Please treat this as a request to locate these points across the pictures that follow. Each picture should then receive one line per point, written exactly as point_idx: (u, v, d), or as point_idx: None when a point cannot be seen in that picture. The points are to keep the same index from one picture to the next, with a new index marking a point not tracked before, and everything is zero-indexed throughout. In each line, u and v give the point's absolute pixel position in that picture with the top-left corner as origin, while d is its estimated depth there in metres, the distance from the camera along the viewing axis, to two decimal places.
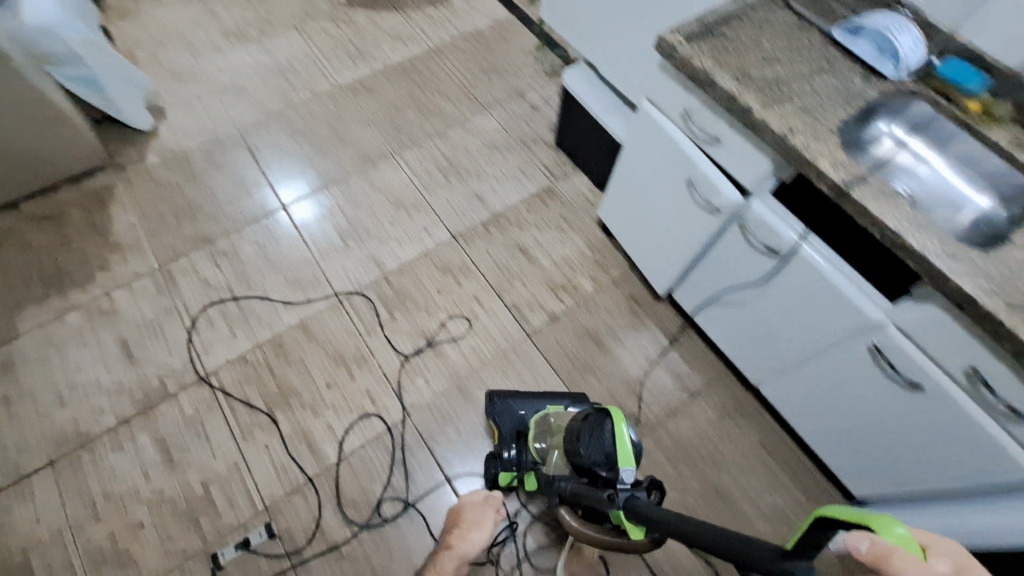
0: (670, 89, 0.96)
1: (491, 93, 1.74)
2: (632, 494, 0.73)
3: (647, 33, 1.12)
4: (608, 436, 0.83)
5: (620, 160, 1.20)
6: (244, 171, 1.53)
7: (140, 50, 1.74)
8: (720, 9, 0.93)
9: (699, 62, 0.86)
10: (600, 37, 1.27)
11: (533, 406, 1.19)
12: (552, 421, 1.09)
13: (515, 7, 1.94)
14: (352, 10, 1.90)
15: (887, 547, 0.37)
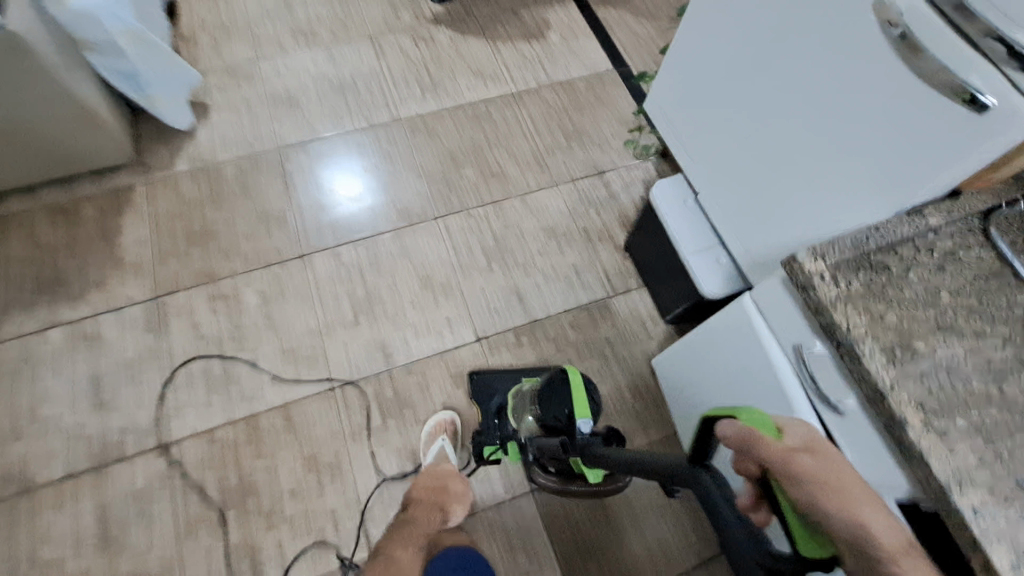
0: (788, 312, 0.71)
1: (567, 165, 1.49)
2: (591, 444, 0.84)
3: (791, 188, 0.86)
4: (565, 391, 0.90)
5: (695, 339, 0.96)
6: (272, 202, 1.37)
7: (202, 34, 1.59)
8: (887, 227, 0.66)
9: (846, 314, 0.61)
10: (718, 150, 1.00)
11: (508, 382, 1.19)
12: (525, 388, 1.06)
13: (620, 62, 1.67)
14: (438, 28, 1.67)
15: (745, 429, 0.46)
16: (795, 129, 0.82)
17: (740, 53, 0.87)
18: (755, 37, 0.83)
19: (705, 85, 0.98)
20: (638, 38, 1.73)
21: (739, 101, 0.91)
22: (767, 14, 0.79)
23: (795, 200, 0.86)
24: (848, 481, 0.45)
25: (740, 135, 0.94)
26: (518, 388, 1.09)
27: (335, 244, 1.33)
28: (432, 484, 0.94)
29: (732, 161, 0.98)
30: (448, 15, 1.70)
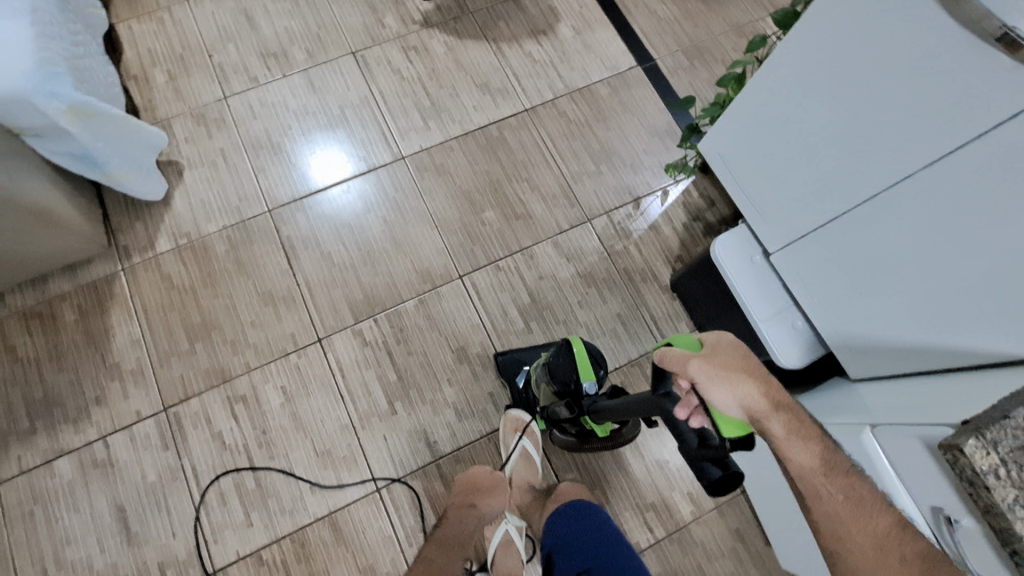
0: (930, 475, 0.64)
1: (597, 194, 1.32)
2: (596, 401, 0.88)
3: (908, 283, 0.75)
4: (565, 360, 0.92)
5: None
6: (275, 277, 1.21)
7: (156, 74, 1.35)
8: None
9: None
10: (804, 214, 0.88)
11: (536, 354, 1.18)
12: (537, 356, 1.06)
13: (645, 56, 1.45)
14: (430, 33, 1.43)
15: (668, 352, 0.63)
16: (922, 220, 0.71)
17: (842, 117, 0.76)
18: (869, 104, 0.72)
19: (783, 141, 0.86)
20: (662, 21, 1.49)
21: (832, 167, 0.80)
22: (892, 83, 0.68)
23: (898, 288, 0.77)
24: (734, 368, 0.58)
25: (829, 204, 0.83)
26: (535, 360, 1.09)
27: (355, 323, 1.19)
28: (467, 485, 1.04)
29: (814, 230, 0.87)
30: (440, 14, 1.45)
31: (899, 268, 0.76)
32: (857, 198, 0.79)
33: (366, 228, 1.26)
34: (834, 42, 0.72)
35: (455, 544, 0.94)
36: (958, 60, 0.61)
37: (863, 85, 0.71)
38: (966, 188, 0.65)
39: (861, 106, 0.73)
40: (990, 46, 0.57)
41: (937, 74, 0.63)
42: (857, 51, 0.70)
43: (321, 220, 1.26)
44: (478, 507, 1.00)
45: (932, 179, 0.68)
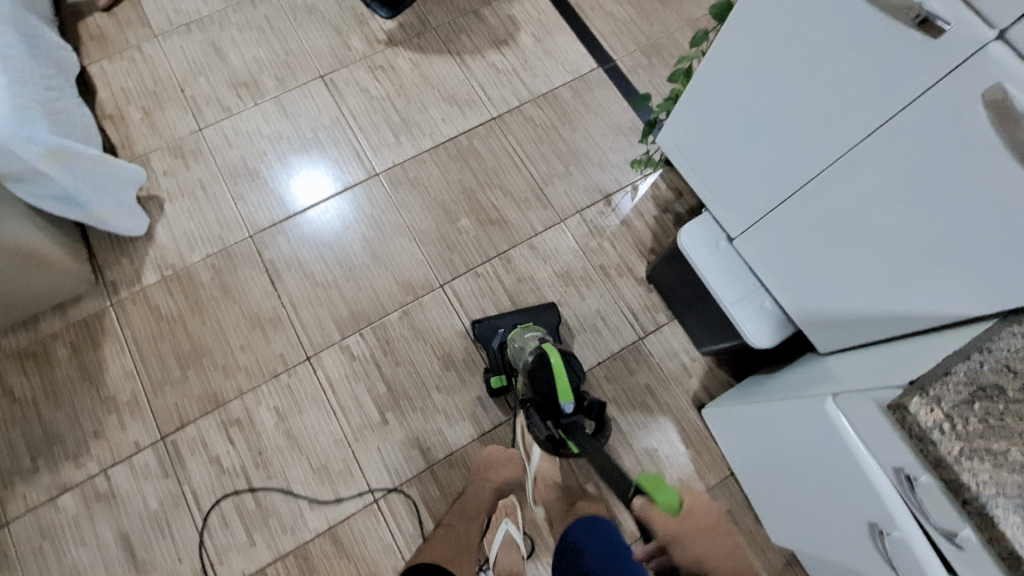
0: (886, 437, 0.67)
1: (569, 193, 1.35)
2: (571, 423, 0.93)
3: (862, 255, 0.79)
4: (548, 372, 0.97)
5: (764, 417, 0.93)
6: (261, 300, 1.24)
7: (130, 112, 1.39)
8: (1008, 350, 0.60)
9: (971, 470, 0.57)
10: (762, 196, 0.91)
11: (514, 320, 1.21)
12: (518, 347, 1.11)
13: (605, 58, 1.50)
14: (395, 50, 1.48)
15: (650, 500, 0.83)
16: (868, 193, 0.73)
17: (789, 100, 0.78)
18: (810, 86, 0.74)
19: (738, 127, 0.88)
20: (619, 22, 1.54)
21: (784, 149, 0.82)
22: (828, 63, 0.70)
23: (857, 259, 0.80)
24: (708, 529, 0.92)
25: (786, 184, 0.85)
26: (516, 343, 1.13)
27: (341, 338, 1.22)
28: (483, 464, 1.11)
29: (775, 210, 0.90)
30: (403, 32, 1.50)
31: (852, 242, 0.79)
32: (810, 176, 0.81)
33: (345, 245, 1.29)
34: (772, 28, 0.74)
35: (473, 508, 1.09)
36: (885, 38, 0.62)
37: (804, 68, 0.73)
38: (904, 160, 0.67)
39: (802, 88, 0.75)
40: (909, 26, 0.59)
41: (863, 56, 0.65)
42: (793, 36, 0.72)
43: (302, 240, 1.29)
44: (492, 477, 1.10)
45: (870, 155, 0.71)
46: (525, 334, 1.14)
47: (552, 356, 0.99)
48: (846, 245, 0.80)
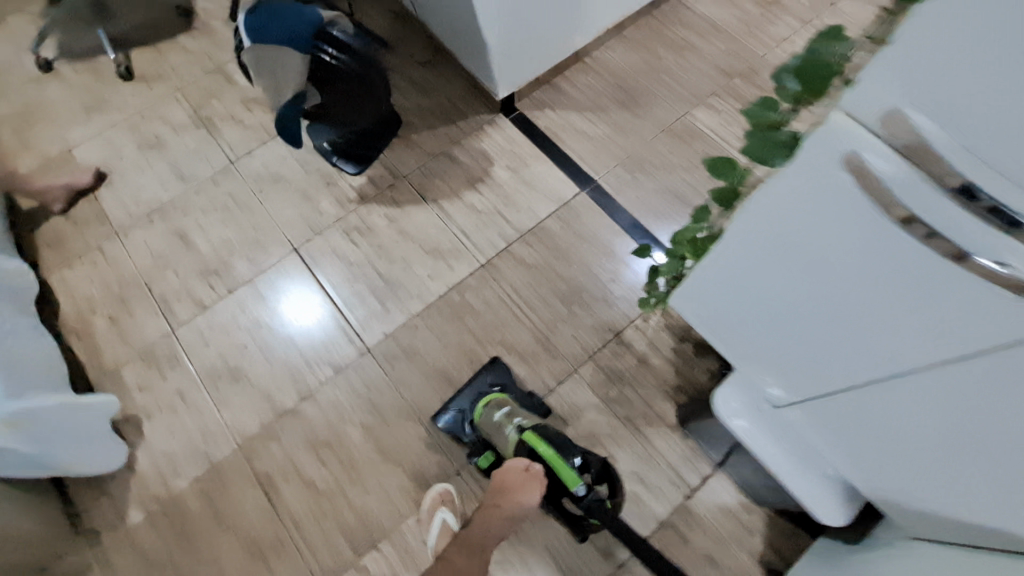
0: None
1: (578, 338, 1.26)
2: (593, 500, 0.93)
3: (944, 474, 0.63)
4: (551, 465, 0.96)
5: None
6: (261, 521, 1.11)
7: (96, 322, 1.29)
8: None
9: None
10: (802, 375, 0.77)
11: (469, 393, 1.19)
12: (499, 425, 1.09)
13: (586, 181, 1.45)
14: (369, 208, 1.42)
15: None
16: (944, 421, 0.58)
17: (814, 301, 0.63)
18: (836, 297, 0.60)
19: (760, 311, 0.75)
20: (592, 140, 1.52)
21: (820, 344, 0.68)
22: (855, 283, 0.56)
23: (934, 474, 0.65)
24: None
25: (832, 378, 0.71)
26: (489, 424, 1.10)
27: (356, 556, 1.09)
28: (502, 485, 1.00)
29: (823, 397, 0.76)
30: (375, 186, 1.45)
31: (928, 455, 0.64)
32: (860, 376, 0.66)
33: (345, 439, 1.17)
34: (777, 234, 0.61)
35: (473, 541, 0.99)
36: (936, 283, 0.46)
37: (830, 277, 0.58)
38: (995, 409, 0.50)
39: (832, 293, 0.60)
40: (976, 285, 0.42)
41: (916, 295, 0.49)
42: (808, 243, 0.57)
43: (297, 439, 1.17)
44: (504, 507, 0.99)
45: (942, 389, 0.55)
46: (494, 415, 1.10)
47: (542, 446, 0.98)
48: (922, 455, 0.65)
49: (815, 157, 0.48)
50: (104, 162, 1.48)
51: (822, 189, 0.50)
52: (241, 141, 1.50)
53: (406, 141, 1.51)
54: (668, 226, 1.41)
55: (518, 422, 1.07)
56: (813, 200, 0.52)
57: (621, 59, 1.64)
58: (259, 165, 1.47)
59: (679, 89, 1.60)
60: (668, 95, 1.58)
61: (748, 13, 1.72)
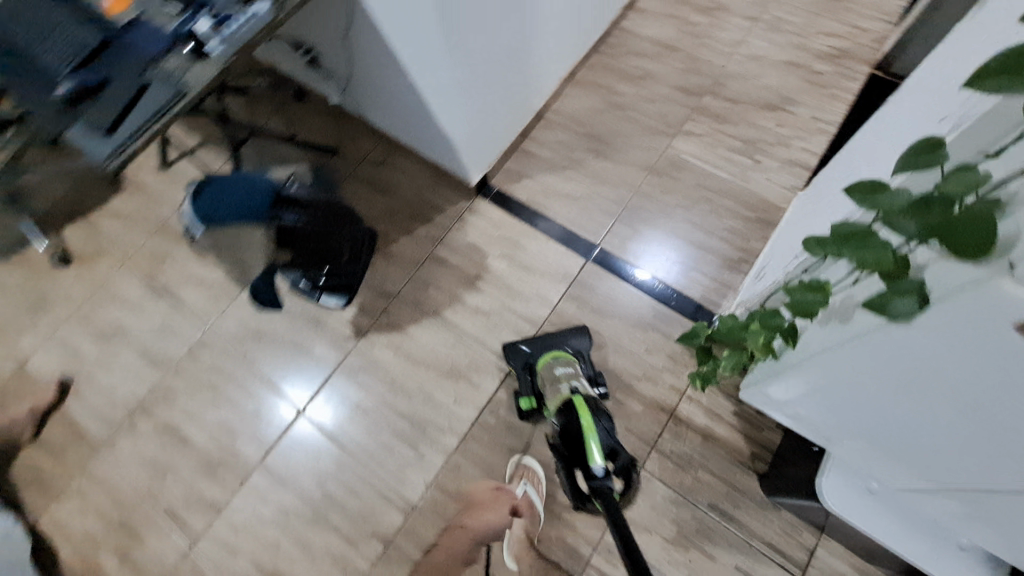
0: None
1: (632, 429, 1.16)
2: (601, 484, 0.86)
3: None
4: (578, 432, 0.94)
5: None
6: None
7: (109, 562, 1.15)
8: None
9: None
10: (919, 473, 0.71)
11: (540, 344, 1.23)
12: (557, 372, 1.12)
13: (588, 248, 1.36)
14: (368, 340, 1.29)
15: None
16: None
17: (943, 421, 0.59)
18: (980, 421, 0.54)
19: (868, 413, 0.69)
20: (580, 201, 1.42)
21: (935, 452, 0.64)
22: (1005, 410, 0.50)
23: None
24: None
25: (941, 479, 0.68)
26: (548, 368, 1.15)
27: None
28: (485, 498, 1.09)
29: (946, 495, 0.69)
30: (368, 314, 1.32)
31: None
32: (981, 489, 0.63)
33: None
34: (907, 358, 0.56)
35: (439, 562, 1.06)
36: None
37: (961, 402, 0.55)
38: None
39: (962, 415, 0.56)
40: None
41: None
42: (938, 373, 0.54)
43: None
44: (468, 525, 1.07)
45: None
46: (557, 370, 1.12)
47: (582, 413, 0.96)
48: None
49: (977, 304, 0.44)
50: (68, 369, 1.33)
51: (971, 327, 0.47)
52: (209, 301, 1.36)
53: (387, 254, 1.39)
54: (686, 273, 1.31)
55: (576, 386, 1.06)
56: (958, 333, 0.48)
57: (582, 105, 1.56)
58: (237, 325, 1.33)
59: (650, 122, 1.52)
60: (641, 131, 1.50)
61: (692, 22, 1.65)
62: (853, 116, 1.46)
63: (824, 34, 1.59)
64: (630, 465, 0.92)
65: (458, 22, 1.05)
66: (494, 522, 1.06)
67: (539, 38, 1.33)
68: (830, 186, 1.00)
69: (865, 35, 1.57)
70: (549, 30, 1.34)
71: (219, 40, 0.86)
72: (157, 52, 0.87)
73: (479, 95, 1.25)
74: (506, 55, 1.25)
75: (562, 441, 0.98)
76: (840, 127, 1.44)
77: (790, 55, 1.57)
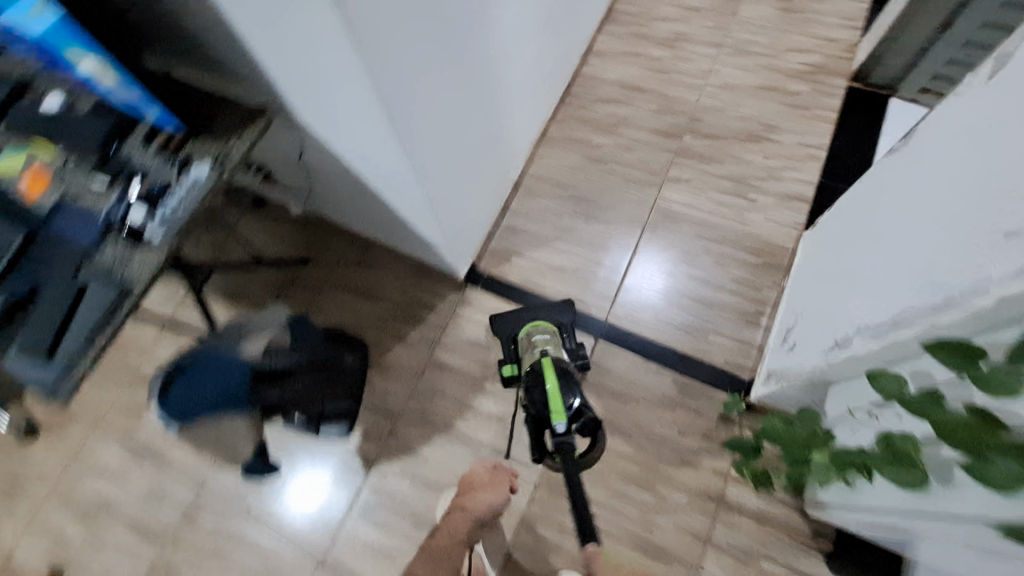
0: None
1: (682, 525, 1.07)
2: (563, 444, 0.87)
3: None
4: (542, 392, 0.94)
5: None
6: None
7: None
8: None
9: None
10: None
11: (524, 316, 1.25)
12: (533, 335, 1.14)
13: (594, 325, 1.27)
14: (379, 470, 1.19)
15: None
16: None
17: None
18: None
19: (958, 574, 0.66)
20: (576, 274, 1.34)
21: None
22: None
23: None
24: None
25: None
26: (527, 333, 1.16)
27: None
28: (484, 476, 1.07)
29: None
30: (373, 439, 1.22)
31: None
32: None
33: None
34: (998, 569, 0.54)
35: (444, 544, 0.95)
36: None
37: None
38: None
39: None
40: None
41: None
42: None
43: None
44: (470, 505, 1.01)
45: None
46: (533, 336, 1.13)
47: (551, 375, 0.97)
48: None
49: None
50: (57, 557, 1.21)
51: None
52: (197, 455, 1.24)
53: (382, 367, 1.28)
54: (704, 336, 1.23)
55: (546, 351, 1.07)
56: None
57: (559, 164, 1.47)
58: (233, 477, 1.22)
59: (633, 172, 1.44)
60: (625, 186, 1.42)
61: (656, 59, 1.58)
62: (840, 136, 1.40)
63: (794, 50, 1.53)
64: (594, 423, 0.90)
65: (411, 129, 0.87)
66: (492, 499, 1.02)
67: (504, 108, 1.21)
68: (864, 245, 0.88)
69: (833, 48, 1.52)
70: (513, 98, 1.23)
71: (160, 224, 0.76)
72: (90, 243, 0.76)
73: (450, 184, 1.11)
74: (465, 135, 1.11)
75: (529, 403, 0.95)
76: (830, 150, 1.38)
77: (762, 79, 1.51)
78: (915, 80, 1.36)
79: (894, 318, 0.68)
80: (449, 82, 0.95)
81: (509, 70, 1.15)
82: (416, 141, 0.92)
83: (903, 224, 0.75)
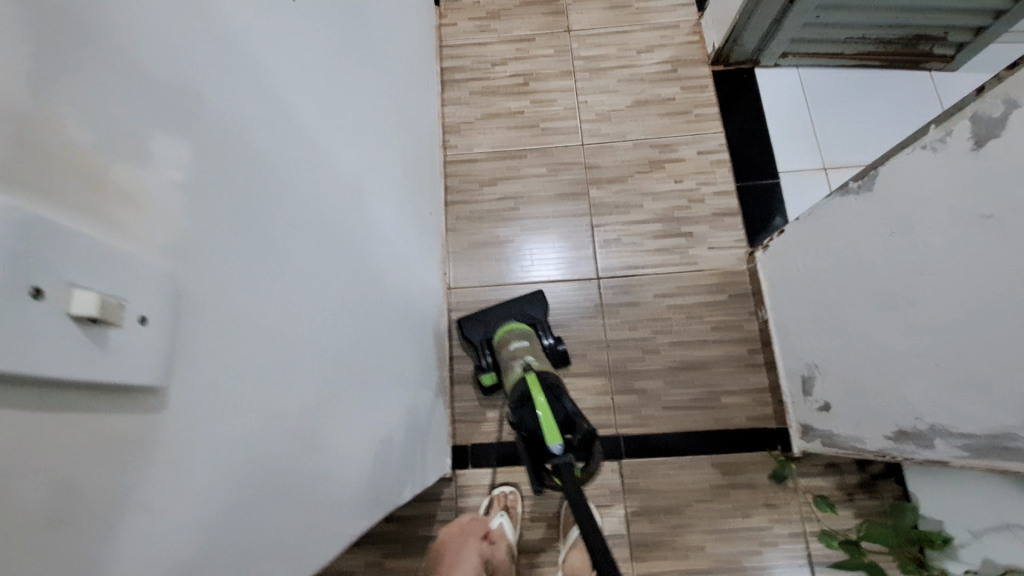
0: None
1: None
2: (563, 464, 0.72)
3: None
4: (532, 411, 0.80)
5: None
6: None
7: None
8: None
9: None
10: None
11: (498, 317, 1.17)
12: (512, 346, 1.04)
13: (607, 445, 1.15)
14: None
15: None
16: None
17: None
18: None
19: None
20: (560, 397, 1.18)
21: None
22: None
23: None
24: None
25: None
26: (509, 344, 1.06)
27: None
28: (462, 532, 0.99)
29: None
30: None
31: None
32: None
33: None
34: None
35: None
36: None
37: None
38: None
39: None
40: None
41: None
42: None
43: None
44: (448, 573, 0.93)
45: None
46: (512, 346, 1.05)
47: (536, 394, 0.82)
48: None
49: None
50: None
51: None
52: None
53: None
54: (717, 403, 1.16)
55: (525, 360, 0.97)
56: None
57: (480, 282, 1.26)
58: None
59: (558, 254, 1.27)
60: (559, 273, 1.26)
61: (517, 113, 1.38)
62: (733, 128, 1.33)
63: (646, 50, 1.40)
64: (592, 430, 0.75)
65: (336, 483, 0.48)
66: (471, 564, 0.93)
67: (408, 264, 0.82)
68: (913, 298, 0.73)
69: (680, 33, 1.42)
70: (416, 257, 0.89)
71: None
72: None
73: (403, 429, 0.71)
74: (399, 354, 0.73)
75: (517, 425, 0.82)
76: (729, 148, 1.32)
77: (632, 94, 1.37)
78: (774, 49, 1.32)
79: (999, 442, 0.65)
80: (361, 340, 0.56)
81: (401, 228, 0.79)
82: (346, 486, 0.50)
83: (937, 312, 0.70)
